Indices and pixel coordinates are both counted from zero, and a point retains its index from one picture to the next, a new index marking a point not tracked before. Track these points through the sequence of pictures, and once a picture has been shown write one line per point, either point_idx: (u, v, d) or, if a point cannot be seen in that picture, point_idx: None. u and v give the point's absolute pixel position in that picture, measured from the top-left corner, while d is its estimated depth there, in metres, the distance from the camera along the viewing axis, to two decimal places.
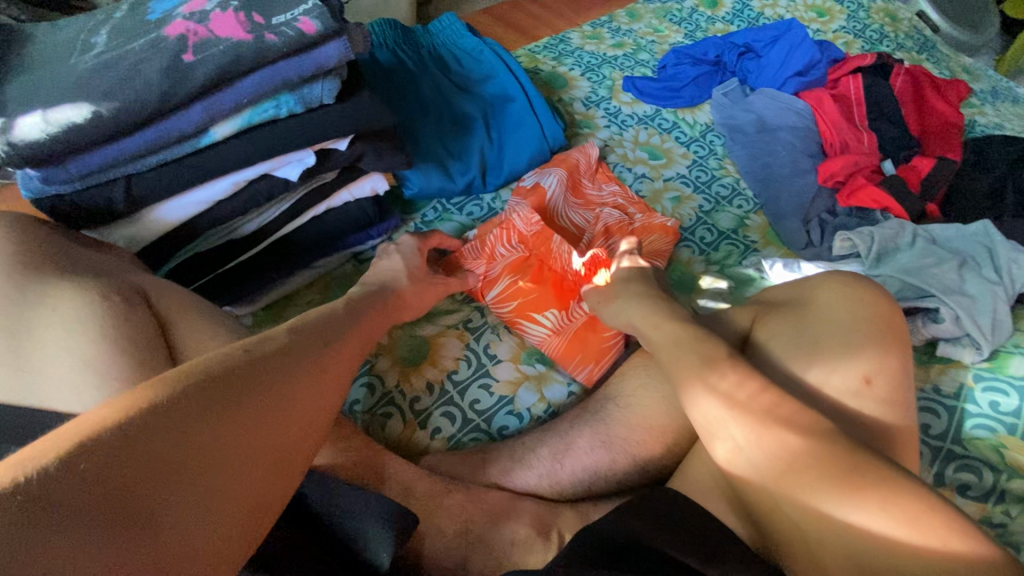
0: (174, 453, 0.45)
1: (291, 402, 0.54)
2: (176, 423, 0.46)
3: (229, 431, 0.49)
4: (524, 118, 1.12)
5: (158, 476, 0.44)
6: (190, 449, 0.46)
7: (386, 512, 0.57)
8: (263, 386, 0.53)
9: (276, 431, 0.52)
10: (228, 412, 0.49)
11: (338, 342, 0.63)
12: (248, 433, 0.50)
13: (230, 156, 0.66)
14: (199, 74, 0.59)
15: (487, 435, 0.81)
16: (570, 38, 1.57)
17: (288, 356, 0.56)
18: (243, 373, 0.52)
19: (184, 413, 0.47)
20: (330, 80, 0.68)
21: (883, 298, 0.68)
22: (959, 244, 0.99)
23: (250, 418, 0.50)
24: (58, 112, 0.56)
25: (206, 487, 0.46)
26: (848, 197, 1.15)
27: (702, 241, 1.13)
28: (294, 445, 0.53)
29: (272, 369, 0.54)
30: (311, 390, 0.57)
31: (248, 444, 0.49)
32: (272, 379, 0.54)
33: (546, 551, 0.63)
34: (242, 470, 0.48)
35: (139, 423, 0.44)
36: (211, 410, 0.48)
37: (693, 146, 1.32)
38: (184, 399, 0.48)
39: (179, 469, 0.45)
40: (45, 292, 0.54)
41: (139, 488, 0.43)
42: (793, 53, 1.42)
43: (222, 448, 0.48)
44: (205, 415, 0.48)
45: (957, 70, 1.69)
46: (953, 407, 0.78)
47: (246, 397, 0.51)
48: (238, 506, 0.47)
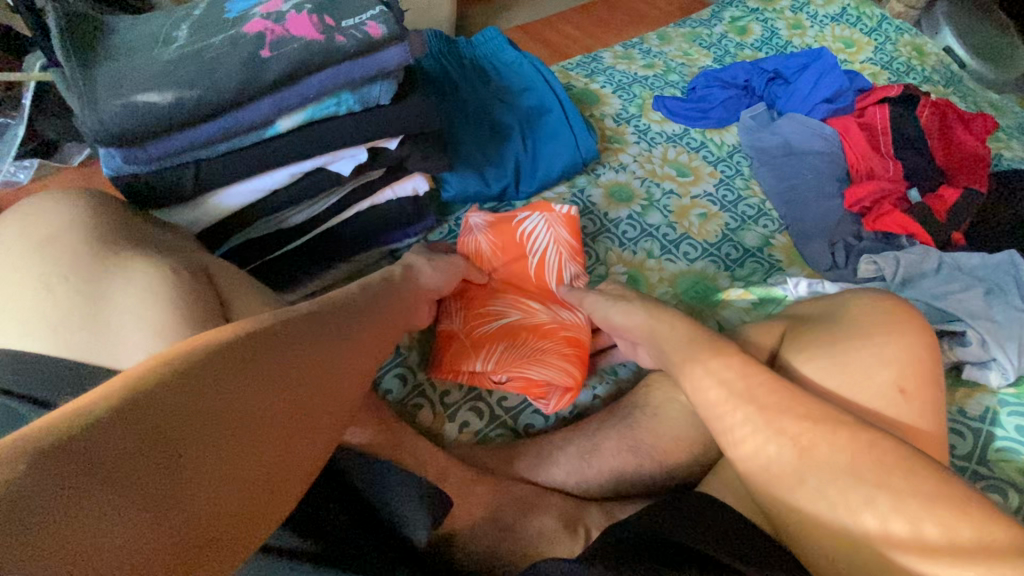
0: (210, 413, 0.43)
1: (321, 370, 0.53)
2: (206, 385, 0.44)
3: (263, 392, 0.47)
4: (560, 130, 1.16)
5: (195, 438, 0.41)
6: (220, 413, 0.44)
7: (421, 492, 0.59)
8: (294, 355, 0.51)
9: (307, 397, 0.51)
10: (259, 379, 0.47)
11: (381, 319, 0.65)
12: (279, 398, 0.48)
13: (291, 148, 0.70)
14: (275, 69, 0.63)
15: (513, 431, 0.83)
16: (602, 57, 1.62)
17: (322, 322, 0.57)
18: (276, 336, 0.51)
19: (217, 378, 0.45)
20: (387, 82, 0.72)
21: (915, 317, 0.70)
22: (985, 272, 1.01)
23: (283, 381, 0.49)
24: (144, 96, 0.60)
25: (235, 456, 0.43)
26: (874, 221, 1.17)
27: (727, 257, 1.15)
28: (332, 416, 0.53)
29: (306, 340, 0.54)
30: (342, 365, 0.56)
31: (278, 409, 0.48)
32: (306, 350, 0.53)
33: (573, 544, 0.64)
34: (278, 433, 0.47)
35: (175, 385, 0.43)
36: (244, 375, 0.47)
37: (720, 165, 1.34)
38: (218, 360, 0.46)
39: (214, 432, 0.43)
40: (121, 263, 0.57)
41: (173, 447, 0.40)
42: (821, 81, 1.46)
43: (256, 411, 0.46)
44: (237, 375, 0.46)
45: (983, 105, 1.71)
46: (979, 429, 0.79)
47: (276, 361, 0.50)
48: (266, 478, 0.45)
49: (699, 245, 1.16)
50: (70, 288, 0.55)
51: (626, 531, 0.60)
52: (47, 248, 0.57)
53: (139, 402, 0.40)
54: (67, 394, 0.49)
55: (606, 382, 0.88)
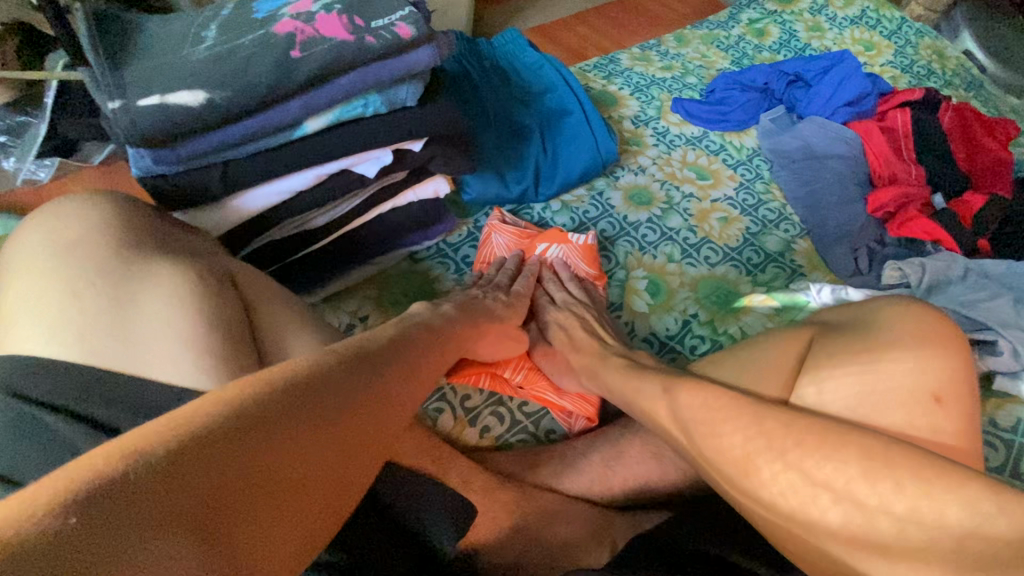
0: (262, 459, 0.42)
1: (370, 412, 0.52)
2: (255, 428, 0.43)
3: (315, 436, 0.46)
4: (580, 132, 1.15)
5: (245, 486, 0.41)
6: (268, 458, 0.43)
7: (448, 506, 0.59)
8: (347, 394, 0.50)
9: (354, 439, 0.49)
10: (311, 422, 0.47)
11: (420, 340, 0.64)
12: (330, 442, 0.47)
13: (318, 149, 0.70)
14: (305, 70, 0.62)
15: (534, 437, 0.82)
16: (620, 59, 1.61)
17: (373, 357, 0.56)
18: (329, 375, 0.51)
19: (271, 420, 0.44)
20: (415, 83, 0.71)
21: (949, 326, 0.69)
22: (1013, 281, 1.00)
23: (334, 422, 0.48)
24: (175, 97, 0.60)
25: (283, 500, 0.43)
26: (899, 227, 1.16)
27: (748, 262, 1.14)
28: (374, 452, 0.51)
29: (351, 373, 0.52)
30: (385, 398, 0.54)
31: (326, 453, 0.47)
32: (351, 385, 0.51)
33: (600, 554, 0.63)
34: (323, 479, 0.46)
35: (230, 428, 0.42)
36: (297, 417, 0.46)
37: (739, 169, 1.33)
38: (273, 402, 0.45)
39: (263, 480, 0.42)
40: (146, 268, 0.57)
41: (224, 495, 0.39)
42: (843, 85, 1.44)
43: (305, 456, 0.45)
44: (291, 418, 0.45)
45: (1005, 110, 1.69)
46: (1011, 441, 0.78)
47: (329, 402, 0.49)
48: (307, 524, 0.44)
49: (720, 249, 1.15)
50: (96, 293, 0.54)
51: (655, 543, 0.59)
52: (73, 252, 0.57)
53: (193, 446, 0.40)
54: (101, 410, 0.49)
55: None
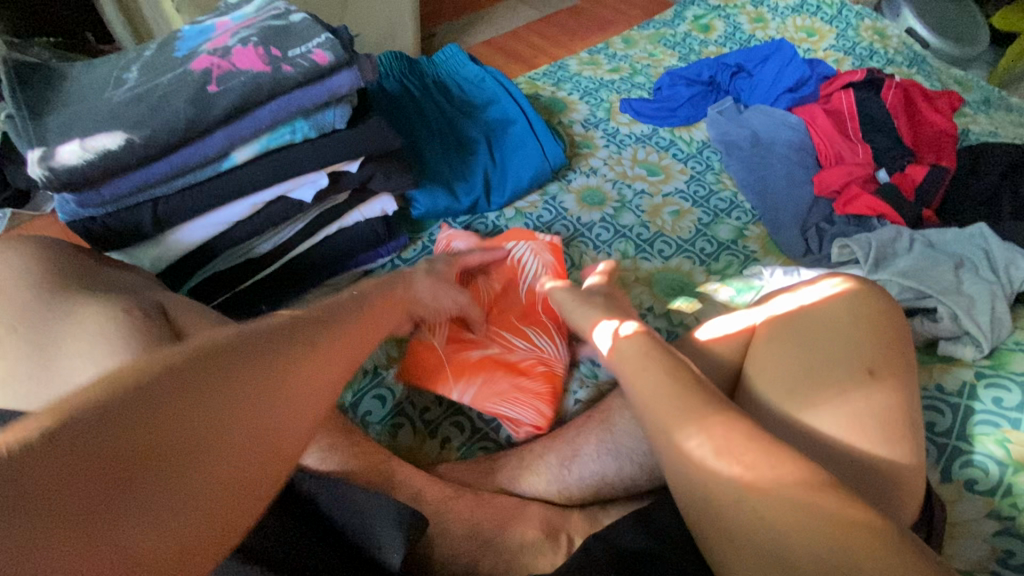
0: (165, 435, 0.42)
1: (284, 391, 0.51)
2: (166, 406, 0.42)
3: (222, 414, 0.45)
4: (526, 140, 1.17)
5: (144, 470, 0.40)
6: (163, 439, 0.41)
7: (394, 516, 0.57)
8: (258, 373, 0.50)
9: (269, 415, 0.49)
10: (213, 401, 0.45)
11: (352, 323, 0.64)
12: (239, 417, 0.46)
13: (249, 178, 0.71)
14: (223, 103, 0.64)
15: (496, 443, 0.82)
16: (568, 65, 1.64)
17: (290, 334, 0.56)
18: (232, 353, 0.50)
19: (171, 398, 0.43)
20: (341, 107, 0.73)
21: (871, 295, 0.70)
22: (957, 247, 1.02)
23: (242, 400, 0.47)
24: (94, 140, 0.61)
25: (194, 476, 0.42)
26: (844, 205, 1.19)
27: (703, 252, 1.16)
28: (304, 415, 0.52)
29: (264, 350, 0.52)
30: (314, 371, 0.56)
31: (237, 430, 0.46)
32: (257, 360, 0.51)
33: (556, 554, 0.64)
34: (234, 455, 0.45)
35: (121, 406, 0.40)
36: (199, 394, 0.45)
37: (690, 162, 1.36)
38: (171, 381, 0.44)
39: (164, 459, 0.41)
40: (70, 307, 0.58)
41: (123, 480, 0.38)
42: (783, 72, 1.48)
43: (212, 434, 0.44)
44: (193, 397, 0.44)
45: (948, 82, 1.74)
46: (958, 405, 0.76)
47: (238, 378, 0.48)
48: (218, 499, 0.42)
49: (673, 242, 1.16)
50: (21, 343, 0.55)
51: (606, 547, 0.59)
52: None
53: (80, 427, 0.38)
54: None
55: (587, 385, 0.88)
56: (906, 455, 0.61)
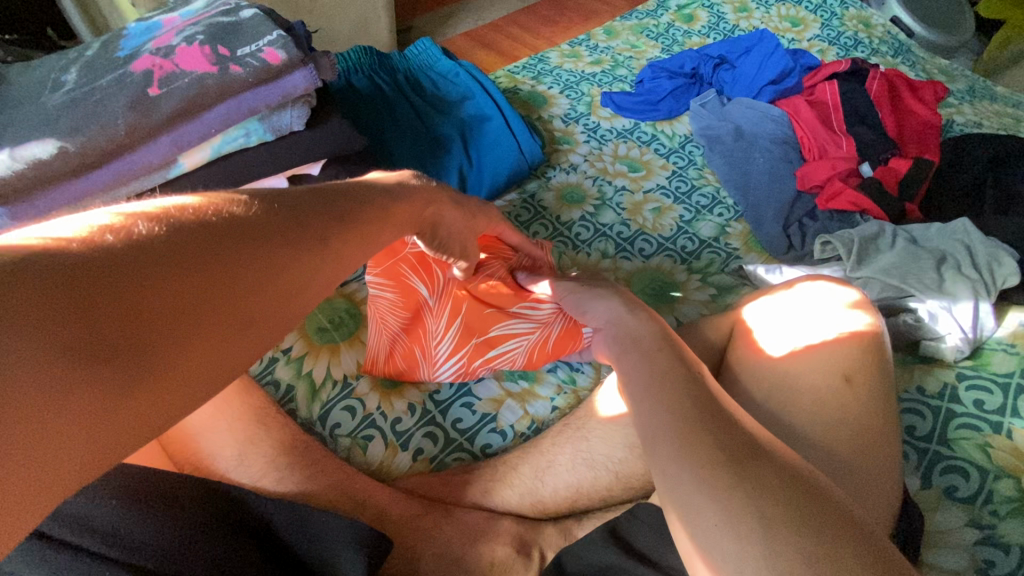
0: (154, 302, 0.30)
1: (206, 319, 0.32)
2: (145, 267, 0.29)
3: (211, 303, 0.32)
4: (502, 136, 1.14)
5: (117, 338, 0.28)
6: (155, 308, 0.30)
7: (352, 534, 0.56)
8: (196, 278, 0.31)
9: (194, 344, 0.31)
10: (210, 280, 0.32)
11: (278, 248, 0.37)
12: (191, 320, 0.31)
13: (201, 185, 0.67)
14: (166, 106, 0.60)
15: (470, 454, 0.80)
16: (549, 58, 1.60)
17: (268, 232, 0.37)
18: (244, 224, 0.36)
19: (180, 257, 0.31)
20: (298, 108, 0.70)
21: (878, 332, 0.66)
22: (939, 242, 1.00)
23: (226, 296, 0.33)
24: (25, 149, 0.57)
25: (171, 363, 0.30)
26: (827, 200, 1.16)
27: (684, 250, 1.13)
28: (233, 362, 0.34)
29: (303, 229, 0.40)
30: (236, 296, 0.34)
31: (186, 336, 0.31)
32: (268, 245, 0.37)
33: (527, 571, 0.62)
34: (191, 360, 0.31)
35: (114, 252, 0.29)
36: (216, 261, 0.33)
37: (672, 157, 1.33)
38: (185, 234, 0.32)
39: (144, 336, 0.29)
40: None
41: (84, 344, 0.27)
42: (766, 63, 1.45)
43: (202, 318, 0.32)
44: (206, 261, 0.32)
45: (933, 72, 1.72)
46: (938, 408, 0.75)
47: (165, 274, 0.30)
48: (181, 395, 0.31)
49: (654, 240, 1.14)
50: None
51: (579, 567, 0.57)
52: None
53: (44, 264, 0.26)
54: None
55: (564, 392, 0.86)
56: (887, 463, 0.59)
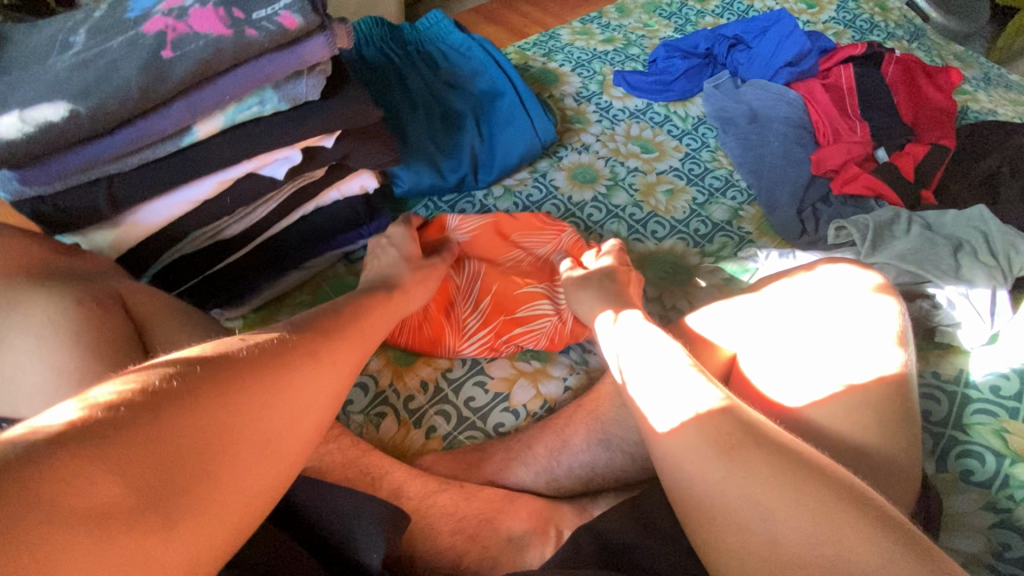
0: (204, 432, 0.41)
1: (247, 429, 0.43)
2: (138, 428, 0.38)
3: (240, 422, 0.43)
4: (516, 113, 1.11)
5: (179, 471, 0.38)
6: (198, 441, 0.40)
7: (375, 514, 0.54)
8: (231, 404, 0.43)
9: (248, 454, 0.43)
10: (237, 405, 0.44)
11: (280, 376, 0.48)
12: (236, 438, 0.42)
13: (215, 154, 0.66)
14: (179, 70, 0.57)
15: (483, 433, 0.79)
16: (560, 34, 1.57)
17: (274, 355, 0.49)
18: (251, 359, 0.47)
19: (207, 392, 0.42)
20: (314, 76, 0.67)
21: (900, 379, 0.61)
22: (954, 229, 0.99)
23: (251, 411, 0.44)
24: (35, 112, 0.56)
25: (226, 482, 0.41)
26: (842, 184, 1.15)
27: (696, 233, 1.12)
28: (281, 460, 0.45)
29: (296, 351, 0.51)
30: (222, 437, 0.42)
31: (231, 453, 0.42)
32: (275, 369, 0.48)
33: (545, 547, 0.63)
34: (243, 474, 0.42)
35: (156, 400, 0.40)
36: (232, 393, 0.44)
37: (685, 138, 1.31)
38: (207, 374, 0.43)
39: (200, 461, 0.40)
40: (17, 296, 0.53)
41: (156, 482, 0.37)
42: (783, 43, 1.42)
43: (239, 436, 0.43)
44: (227, 391, 0.44)
45: (948, 58, 1.69)
46: (954, 393, 0.75)
47: (217, 403, 0.42)
48: (238, 507, 0.41)
49: (667, 223, 1.13)
50: None
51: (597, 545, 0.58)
52: None
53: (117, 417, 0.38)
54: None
55: (577, 372, 0.86)
56: (907, 448, 0.59)
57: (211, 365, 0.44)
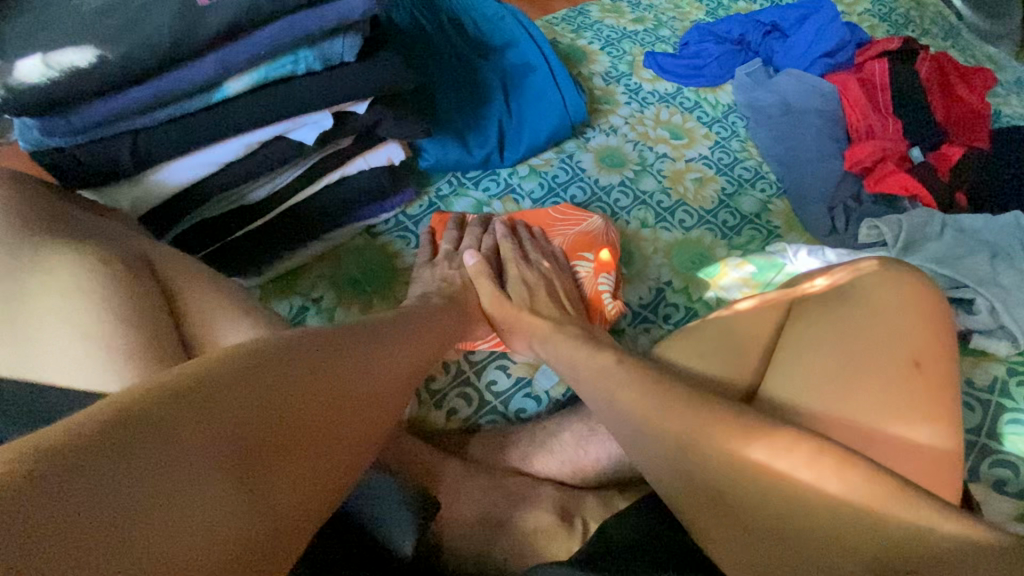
0: (290, 403, 0.46)
1: (325, 403, 0.48)
2: (230, 399, 0.43)
3: (317, 397, 0.48)
4: (547, 90, 1.08)
5: (272, 435, 0.43)
6: (285, 410, 0.45)
7: (405, 498, 0.53)
8: (310, 379, 0.48)
9: (327, 425, 0.47)
10: (316, 382, 0.49)
11: (349, 357, 0.53)
12: (317, 412, 0.47)
13: (245, 113, 0.63)
14: (214, 20, 0.54)
15: (505, 418, 0.78)
16: (589, 11, 1.51)
17: (339, 339, 0.54)
18: (321, 341, 0.52)
19: (288, 367, 0.48)
20: (351, 36, 0.63)
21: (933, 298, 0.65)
22: (990, 235, 0.97)
23: (327, 387, 0.49)
24: (59, 56, 0.52)
25: (311, 450, 0.45)
26: (876, 182, 1.12)
27: (724, 225, 1.09)
28: (359, 434, 0.50)
29: (358, 337, 0.56)
30: (292, 421, 0.45)
31: (313, 423, 0.47)
32: (345, 351, 0.53)
33: (572, 539, 0.60)
34: (324, 444, 0.46)
35: (249, 373, 0.45)
36: (309, 372, 0.49)
37: (715, 126, 1.27)
38: (286, 355, 0.49)
39: (289, 429, 0.45)
40: (39, 254, 0.50)
41: (255, 444, 0.42)
42: (822, 33, 1.37)
43: (319, 410, 0.47)
44: (306, 370, 0.49)
45: (982, 59, 1.65)
46: (988, 401, 0.74)
47: (299, 378, 0.48)
48: (322, 475, 0.45)
49: (695, 212, 1.10)
50: None
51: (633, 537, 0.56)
52: None
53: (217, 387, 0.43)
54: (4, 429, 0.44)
55: None
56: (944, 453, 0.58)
57: (281, 357, 0.48)
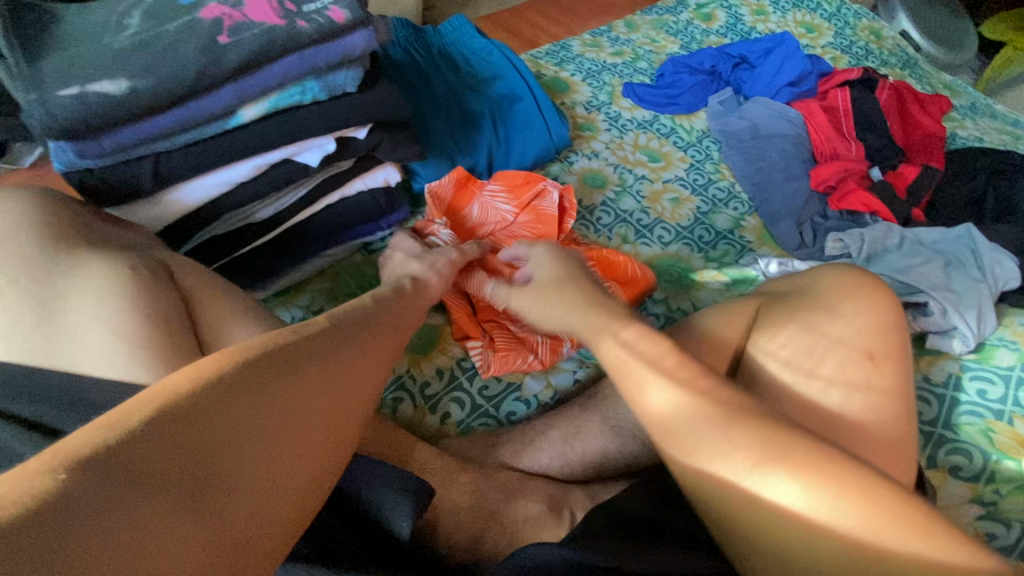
0: (260, 424, 0.47)
1: (296, 421, 0.49)
2: (200, 423, 0.43)
3: (289, 415, 0.49)
4: (532, 117, 1.16)
5: (242, 459, 0.45)
6: (255, 432, 0.46)
7: (403, 484, 0.57)
8: (282, 396, 0.49)
9: (298, 444, 0.49)
10: (287, 399, 0.49)
11: (326, 368, 0.53)
12: (288, 430, 0.48)
13: (258, 137, 0.69)
14: (234, 55, 0.62)
15: (496, 420, 0.82)
16: (571, 45, 1.62)
17: (319, 345, 0.54)
18: (298, 350, 0.52)
19: (260, 386, 0.48)
20: (353, 68, 0.71)
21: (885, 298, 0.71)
22: (944, 246, 1.04)
23: (299, 403, 0.50)
24: (95, 86, 0.59)
25: (280, 470, 0.47)
26: (838, 201, 1.21)
27: (700, 240, 1.17)
28: (332, 447, 0.52)
29: (342, 339, 0.57)
30: (261, 442, 0.46)
31: (283, 443, 0.48)
32: (322, 361, 0.53)
33: (559, 527, 0.65)
34: (294, 463, 0.48)
35: (221, 394, 0.46)
36: (281, 389, 0.49)
37: (690, 150, 1.36)
38: (260, 369, 0.49)
39: (258, 451, 0.46)
40: (72, 262, 0.55)
41: (223, 469, 0.44)
42: (785, 65, 1.49)
43: (288, 429, 0.48)
44: (278, 387, 0.49)
45: (938, 86, 1.77)
46: (943, 395, 0.81)
47: (270, 396, 0.48)
48: (291, 493, 0.47)
49: (672, 229, 1.17)
50: (20, 292, 0.53)
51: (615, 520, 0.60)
52: None
53: (189, 409, 0.43)
54: (37, 410, 0.48)
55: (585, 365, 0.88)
56: (896, 438, 0.63)
57: (248, 362, 0.48)
